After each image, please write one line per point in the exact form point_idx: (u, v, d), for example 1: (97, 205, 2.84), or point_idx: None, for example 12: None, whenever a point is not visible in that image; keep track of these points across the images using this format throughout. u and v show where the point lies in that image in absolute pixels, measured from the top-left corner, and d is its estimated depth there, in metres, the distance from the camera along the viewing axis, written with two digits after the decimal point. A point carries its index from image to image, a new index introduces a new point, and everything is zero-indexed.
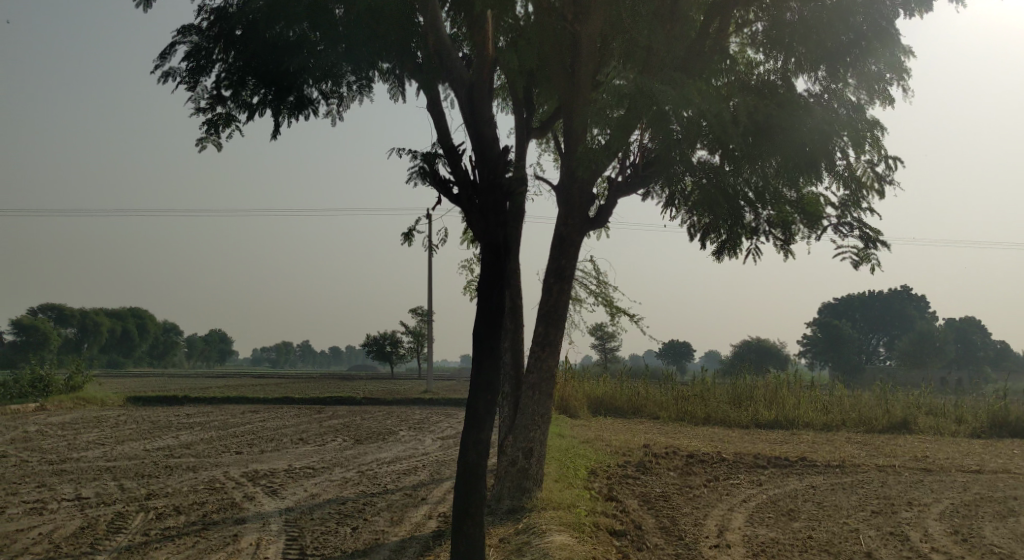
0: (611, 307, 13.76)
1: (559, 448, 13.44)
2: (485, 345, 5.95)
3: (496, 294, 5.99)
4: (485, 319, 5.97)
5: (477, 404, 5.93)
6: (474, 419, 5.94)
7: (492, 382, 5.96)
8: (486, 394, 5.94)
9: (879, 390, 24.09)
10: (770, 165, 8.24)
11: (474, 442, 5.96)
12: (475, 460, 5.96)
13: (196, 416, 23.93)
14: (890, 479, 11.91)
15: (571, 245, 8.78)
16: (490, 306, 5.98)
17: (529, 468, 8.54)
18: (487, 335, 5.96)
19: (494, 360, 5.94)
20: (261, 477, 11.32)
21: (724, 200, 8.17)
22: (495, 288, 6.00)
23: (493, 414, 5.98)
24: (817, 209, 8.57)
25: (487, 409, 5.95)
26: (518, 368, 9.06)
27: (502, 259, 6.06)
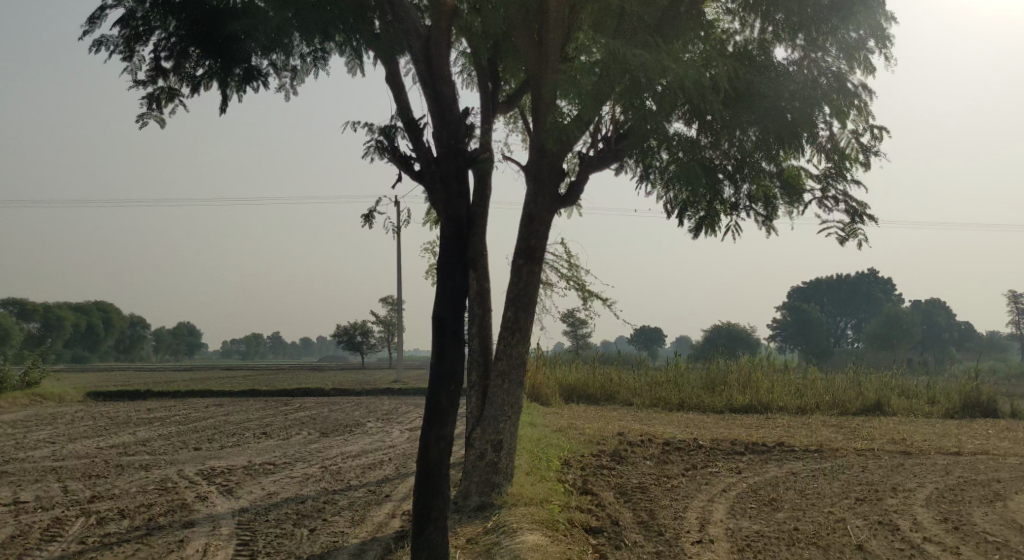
0: (583, 291, 13.29)
1: (531, 438, 12.98)
2: (447, 329, 5.45)
3: (458, 273, 5.48)
4: (446, 301, 5.46)
5: (439, 395, 5.45)
6: (435, 413, 5.45)
7: (455, 371, 5.46)
8: (449, 383, 5.44)
9: (852, 372, 23.97)
10: (748, 136, 7.92)
11: (436, 439, 5.47)
12: (437, 458, 5.47)
13: (157, 411, 23.15)
14: (870, 463, 11.62)
15: (540, 224, 8.27)
16: (453, 286, 5.47)
17: (499, 461, 8.06)
18: (449, 319, 5.45)
19: (458, 347, 5.43)
20: (217, 474, 10.71)
21: (703, 172, 7.75)
22: (458, 267, 5.49)
23: (456, 407, 5.50)
24: (799, 183, 8.14)
25: (450, 401, 5.47)
26: (486, 356, 8.55)
27: (464, 234, 5.57)
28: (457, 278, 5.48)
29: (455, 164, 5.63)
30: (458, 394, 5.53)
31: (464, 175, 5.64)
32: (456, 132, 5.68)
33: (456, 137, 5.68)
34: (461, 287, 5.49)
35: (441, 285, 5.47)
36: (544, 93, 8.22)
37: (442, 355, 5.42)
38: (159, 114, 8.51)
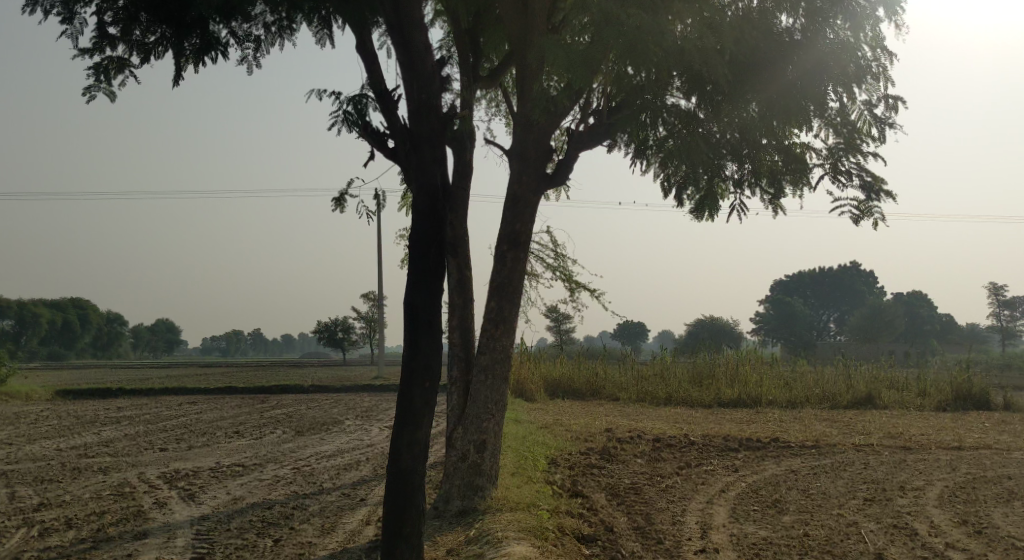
0: (569, 281, 12.67)
1: (516, 435, 12.37)
2: (421, 318, 4.83)
3: (433, 250, 4.88)
4: (420, 283, 4.84)
5: (412, 391, 4.83)
6: (408, 414, 4.83)
7: (430, 364, 4.84)
8: (423, 377, 4.82)
9: (841, 365, 23.55)
10: (750, 110, 7.30)
11: (409, 442, 4.84)
12: (410, 464, 4.85)
13: (128, 409, 22.34)
14: (872, 459, 11.10)
15: (526, 206, 7.61)
16: (425, 265, 4.84)
17: (483, 463, 7.42)
18: (422, 305, 4.83)
19: (434, 338, 4.81)
20: (181, 478, 9.99)
21: (703, 148, 7.20)
22: (433, 244, 4.88)
23: (431, 406, 4.88)
24: (804, 160, 7.60)
25: (425, 400, 4.84)
26: (468, 349, 7.90)
27: (439, 207, 4.99)
28: (433, 256, 4.87)
29: (427, 127, 5.05)
30: (434, 391, 4.91)
31: (437, 140, 5.07)
32: (427, 91, 5.11)
33: (428, 96, 5.10)
34: (437, 266, 4.88)
35: (413, 265, 4.86)
36: (530, 62, 7.57)
37: (415, 347, 4.80)
38: (108, 87, 7.82)
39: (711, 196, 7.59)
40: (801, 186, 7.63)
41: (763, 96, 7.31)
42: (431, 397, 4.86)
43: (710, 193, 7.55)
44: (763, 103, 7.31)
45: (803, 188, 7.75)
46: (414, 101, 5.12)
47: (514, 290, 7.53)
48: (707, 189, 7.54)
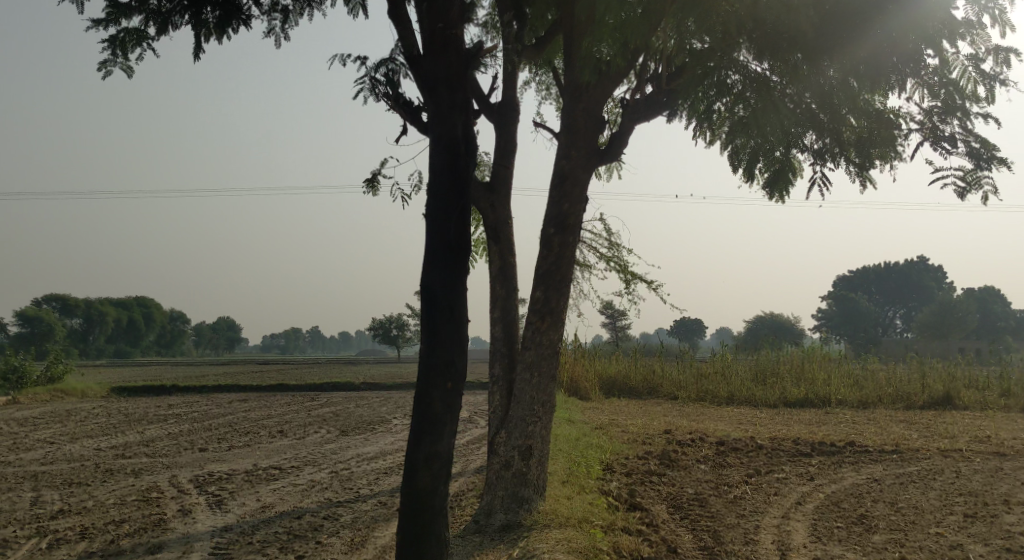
0: (625, 273, 11.82)
1: (567, 437, 11.57)
2: (438, 303, 4.25)
3: (451, 218, 4.30)
4: (435, 260, 4.26)
5: (430, 391, 4.23)
6: (426, 421, 4.24)
7: (451, 361, 4.25)
8: (446, 375, 4.24)
9: (914, 362, 22.16)
10: (825, 71, 6.36)
11: (427, 458, 4.25)
12: (429, 484, 4.26)
13: (178, 407, 22.15)
14: (962, 467, 9.99)
15: (576, 184, 6.80)
16: (438, 228, 4.27)
17: (529, 472, 6.66)
18: (440, 292, 4.24)
19: (455, 328, 4.23)
20: (212, 482, 9.44)
21: (778, 113, 6.24)
22: (451, 210, 4.29)
23: (453, 411, 4.30)
24: (887, 132, 6.60)
25: (446, 404, 4.26)
26: (512, 345, 7.14)
27: (458, 159, 4.38)
28: (452, 226, 4.29)
29: (442, 61, 4.50)
30: (458, 394, 4.32)
31: (456, 78, 4.49)
32: (443, 21, 4.59)
33: (444, 25, 4.57)
34: (458, 238, 4.29)
35: (428, 237, 4.29)
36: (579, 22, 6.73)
37: (435, 339, 4.22)
38: (124, 61, 7.29)
39: (788, 172, 6.67)
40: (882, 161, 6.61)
41: (841, 56, 6.28)
42: (453, 401, 4.26)
43: (786, 168, 6.63)
44: (841, 62, 6.31)
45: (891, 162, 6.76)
46: (431, 34, 4.61)
47: (562, 279, 6.75)
48: (783, 165, 6.62)
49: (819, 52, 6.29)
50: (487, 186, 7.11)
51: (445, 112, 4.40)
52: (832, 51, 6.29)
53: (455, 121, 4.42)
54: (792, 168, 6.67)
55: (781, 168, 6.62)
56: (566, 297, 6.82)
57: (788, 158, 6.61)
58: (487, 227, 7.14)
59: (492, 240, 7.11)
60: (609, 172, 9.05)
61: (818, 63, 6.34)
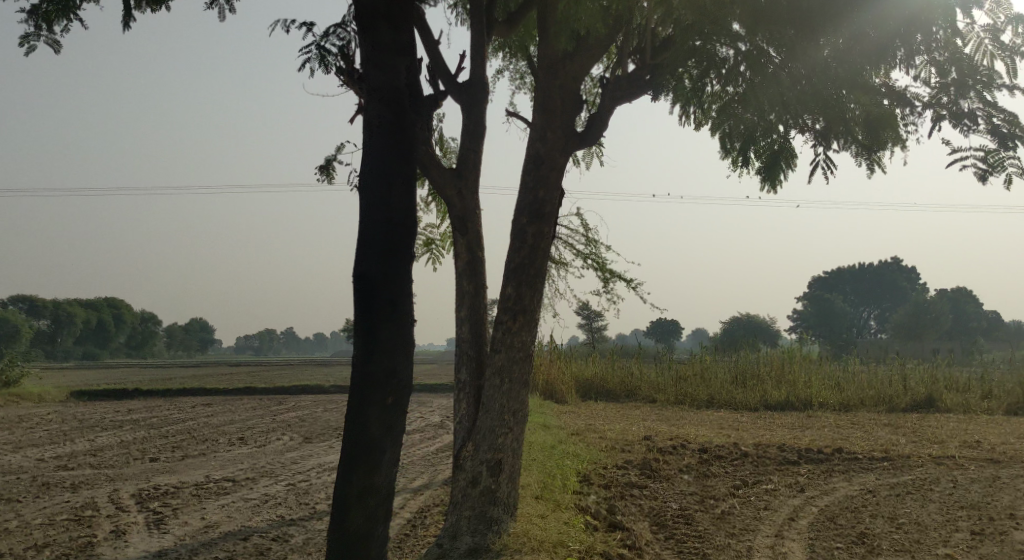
0: (603, 270, 11.21)
1: (542, 445, 10.92)
2: (377, 298, 3.86)
3: (396, 185, 3.98)
4: (374, 243, 3.89)
5: (368, 405, 3.85)
6: (361, 446, 3.84)
7: (393, 369, 3.89)
8: (385, 387, 3.87)
9: (895, 363, 21.77)
10: (819, 44, 5.71)
11: (361, 491, 3.86)
12: (359, 526, 3.86)
13: (138, 412, 21.21)
14: (958, 476, 9.47)
15: (552, 169, 6.15)
16: (381, 200, 3.94)
17: (498, 489, 6.00)
18: (380, 284, 3.85)
19: (397, 330, 3.86)
20: (156, 497, 8.67)
21: (771, 96, 5.63)
22: (396, 182, 3.97)
23: (392, 434, 3.91)
24: (889, 124, 5.81)
25: (383, 426, 3.88)
26: (480, 346, 6.47)
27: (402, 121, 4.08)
28: (396, 196, 3.96)
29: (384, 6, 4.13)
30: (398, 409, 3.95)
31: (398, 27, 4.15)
32: None
33: None
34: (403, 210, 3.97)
35: (369, 213, 3.92)
36: None
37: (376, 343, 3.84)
38: (47, 34, 6.53)
39: (782, 159, 5.80)
40: (875, 149, 5.91)
41: (835, 31, 5.66)
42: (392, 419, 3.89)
43: (777, 153, 5.78)
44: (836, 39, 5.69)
45: (881, 162, 6.02)
46: None
47: (536, 274, 6.11)
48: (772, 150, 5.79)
49: (814, 26, 5.65)
50: (454, 172, 6.45)
51: (387, 66, 4.11)
52: (827, 26, 5.65)
53: (396, 78, 4.16)
54: (785, 154, 5.80)
55: (769, 154, 5.79)
56: (540, 294, 6.17)
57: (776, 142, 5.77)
58: (452, 217, 6.49)
59: (460, 233, 6.45)
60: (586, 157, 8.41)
61: (813, 39, 5.69)
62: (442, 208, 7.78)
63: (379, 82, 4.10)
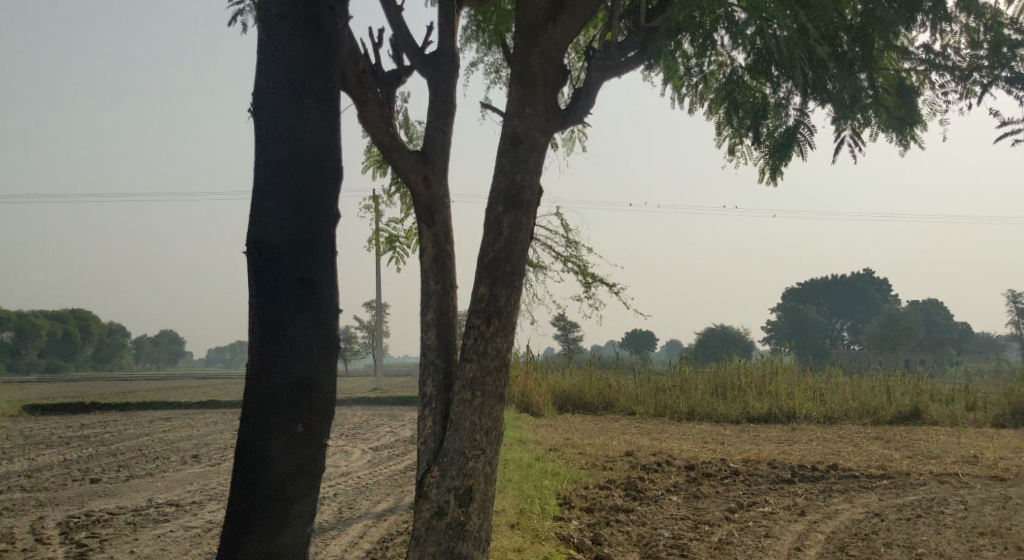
0: (584, 274, 10.47)
1: (517, 463, 10.11)
2: (293, 285, 3.82)
3: (316, 168, 3.93)
4: (288, 222, 3.83)
5: (278, 425, 3.76)
6: (269, 485, 3.73)
7: (308, 382, 3.83)
8: (297, 410, 3.79)
9: (879, 374, 21.20)
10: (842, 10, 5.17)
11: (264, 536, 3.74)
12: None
13: (90, 428, 20.00)
14: (966, 495, 8.76)
15: (531, 150, 5.38)
16: (296, 175, 3.88)
17: (467, 521, 5.17)
18: (293, 268, 3.83)
19: (313, 319, 3.85)
20: (84, 526, 7.70)
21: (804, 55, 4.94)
22: (311, 157, 3.93)
23: (305, 474, 3.81)
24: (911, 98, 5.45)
25: (292, 467, 3.78)
26: (448, 354, 5.64)
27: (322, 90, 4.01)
28: (312, 166, 3.92)
29: None
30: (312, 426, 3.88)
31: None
32: None
33: None
34: (323, 196, 3.94)
35: (285, 185, 3.86)
36: None
37: (289, 347, 3.79)
38: None
39: (784, 153, 5.61)
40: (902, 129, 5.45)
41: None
42: (305, 452, 3.80)
43: (780, 147, 5.61)
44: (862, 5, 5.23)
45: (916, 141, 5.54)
46: None
47: (513, 270, 5.31)
48: (776, 144, 5.64)
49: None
50: (418, 154, 5.69)
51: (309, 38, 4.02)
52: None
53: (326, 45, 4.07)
54: (789, 148, 5.60)
55: (772, 148, 5.64)
56: (518, 292, 5.37)
57: (780, 135, 5.62)
58: (415, 206, 5.70)
59: (425, 223, 5.64)
60: (567, 143, 7.67)
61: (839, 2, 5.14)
62: (406, 201, 6.99)
63: (297, 50, 3.97)
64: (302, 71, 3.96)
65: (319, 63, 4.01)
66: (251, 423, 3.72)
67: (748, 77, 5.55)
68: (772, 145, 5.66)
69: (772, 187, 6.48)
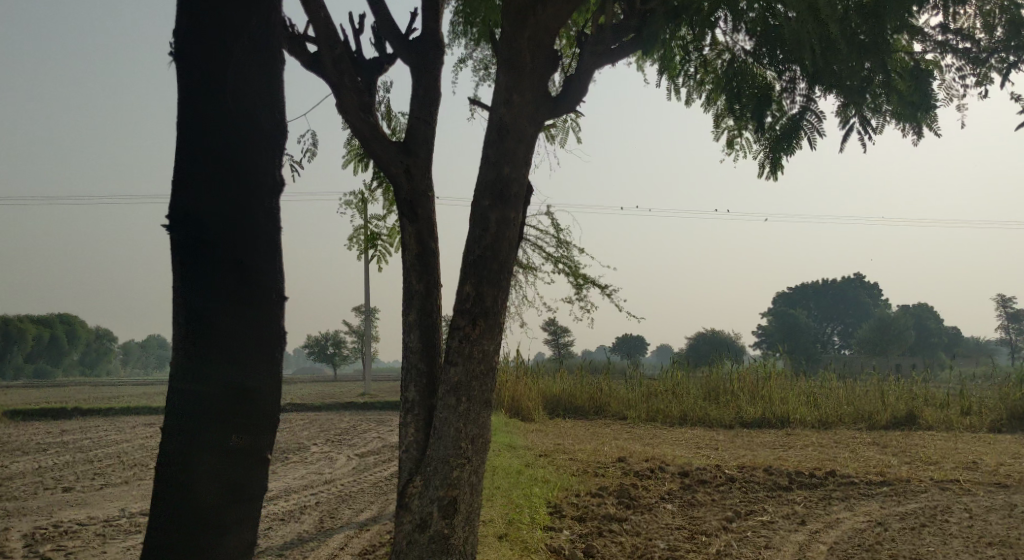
0: (575, 275, 10.17)
1: (506, 469, 9.77)
2: (229, 283, 3.40)
3: (252, 142, 3.48)
4: (223, 213, 3.40)
5: (206, 441, 3.34)
6: (192, 511, 3.30)
7: (245, 390, 3.44)
8: (232, 423, 3.38)
9: (873, 378, 20.97)
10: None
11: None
12: None
13: (71, 434, 19.59)
14: (969, 503, 8.47)
15: (518, 140, 5.07)
16: (236, 157, 3.43)
17: (451, 535, 4.85)
18: (229, 263, 3.40)
19: (254, 322, 3.46)
20: (52, 538, 7.35)
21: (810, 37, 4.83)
22: (253, 138, 3.49)
23: (238, 495, 3.40)
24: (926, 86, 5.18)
25: (222, 491, 3.35)
26: (432, 356, 5.31)
27: (263, 65, 3.57)
28: (252, 150, 3.48)
29: None
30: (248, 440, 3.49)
31: None
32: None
33: None
34: (261, 169, 3.50)
35: (222, 169, 3.41)
36: None
37: (224, 346, 3.39)
38: None
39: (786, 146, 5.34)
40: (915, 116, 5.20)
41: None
42: (236, 469, 3.38)
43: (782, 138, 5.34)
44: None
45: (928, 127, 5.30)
46: None
47: (500, 268, 4.98)
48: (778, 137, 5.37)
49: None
50: (400, 145, 5.37)
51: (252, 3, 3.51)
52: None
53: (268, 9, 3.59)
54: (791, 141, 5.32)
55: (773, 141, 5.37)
56: (505, 290, 5.04)
57: (782, 127, 5.36)
58: (397, 201, 5.35)
59: (407, 219, 5.30)
60: (558, 134, 7.38)
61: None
62: (389, 197, 6.67)
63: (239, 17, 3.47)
64: (242, 38, 3.48)
65: (260, 31, 3.55)
66: (178, 440, 3.29)
67: (750, 61, 5.45)
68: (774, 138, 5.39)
69: (772, 182, 6.23)
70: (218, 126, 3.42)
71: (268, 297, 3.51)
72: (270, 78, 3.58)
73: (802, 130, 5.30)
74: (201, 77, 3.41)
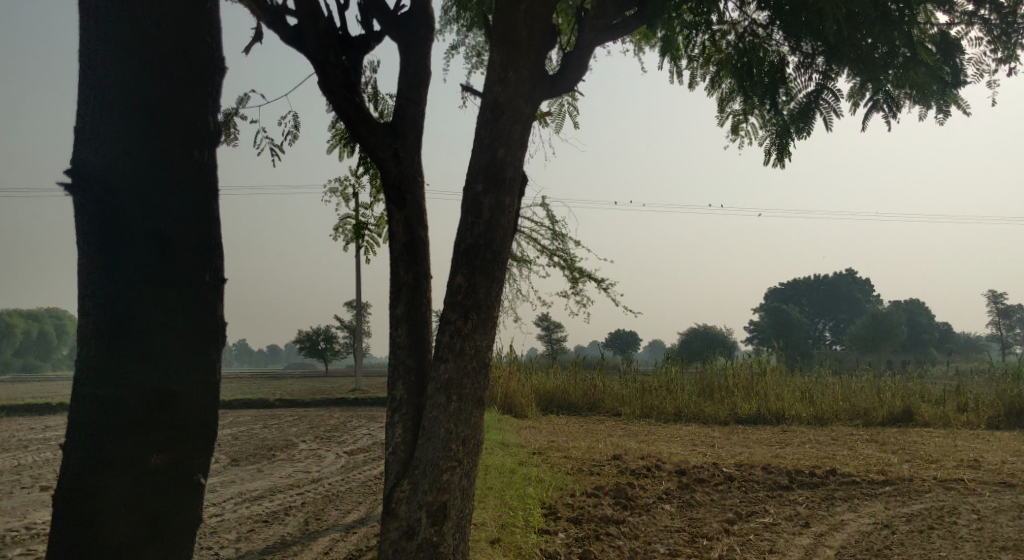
0: (570, 269, 9.86)
1: (499, 469, 9.47)
2: (159, 299, 3.53)
3: (181, 162, 3.63)
4: (153, 230, 3.53)
5: (121, 459, 3.40)
6: (104, 526, 3.36)
7: (169, 408, 3.52)
8: (156, 438, 3.47)
9: (869, 373, 20.76)
10: None
11: None
12: None
13: (55, 430, 19.20)
14: (975, 504, 8.20)
15: (513, 121, 4.77)
16: (167, 175, 3.59)
17: (440, 543, 4.55)
18: (157, 278, 3.53)
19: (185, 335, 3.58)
20: (23, 542, 7.00)
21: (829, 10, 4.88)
22: (185, 155, 3.64)
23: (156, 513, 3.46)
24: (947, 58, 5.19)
25: (134, 508, 3.42)
26: (420, 352, 5.00)
27: (196, 87, 3.70)
28: (183, 169, 3.63)
29: None
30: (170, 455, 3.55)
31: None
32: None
33: None
34: (190, 187, 3.65)
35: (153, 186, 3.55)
36: None
37: (145, 343, 3.48)
38: None
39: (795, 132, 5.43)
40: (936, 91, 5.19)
41: None
42: (154, 485, 3.44)
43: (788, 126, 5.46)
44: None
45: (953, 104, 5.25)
46: None
47: (494, 258, 4.68)
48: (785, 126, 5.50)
49: None
50: (387, 127, 5.07)
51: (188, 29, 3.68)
52: None
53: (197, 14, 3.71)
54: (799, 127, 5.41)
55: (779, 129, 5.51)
56: (499, 281, 4.74)
57: (789, 115, 5.46)
58: (383, 187, 5.04)
59: (395, 206, 4.99)
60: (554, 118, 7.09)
61: None
62: (377, 185, 6.36)
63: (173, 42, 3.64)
64: (174, 62, 3.64)
65: (192, 56, 3.69)
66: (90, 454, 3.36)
67: (758, 40, 5.64)
68: (781, 128, 5.53)
69: (780, 170, 5.99)
70: (142, 127, 3.55)
71: (201, 287, 3.66)
72: (201, 101, 3.72)
73: (816, 110, 5.35)
74: (124, 78, 3.55)
